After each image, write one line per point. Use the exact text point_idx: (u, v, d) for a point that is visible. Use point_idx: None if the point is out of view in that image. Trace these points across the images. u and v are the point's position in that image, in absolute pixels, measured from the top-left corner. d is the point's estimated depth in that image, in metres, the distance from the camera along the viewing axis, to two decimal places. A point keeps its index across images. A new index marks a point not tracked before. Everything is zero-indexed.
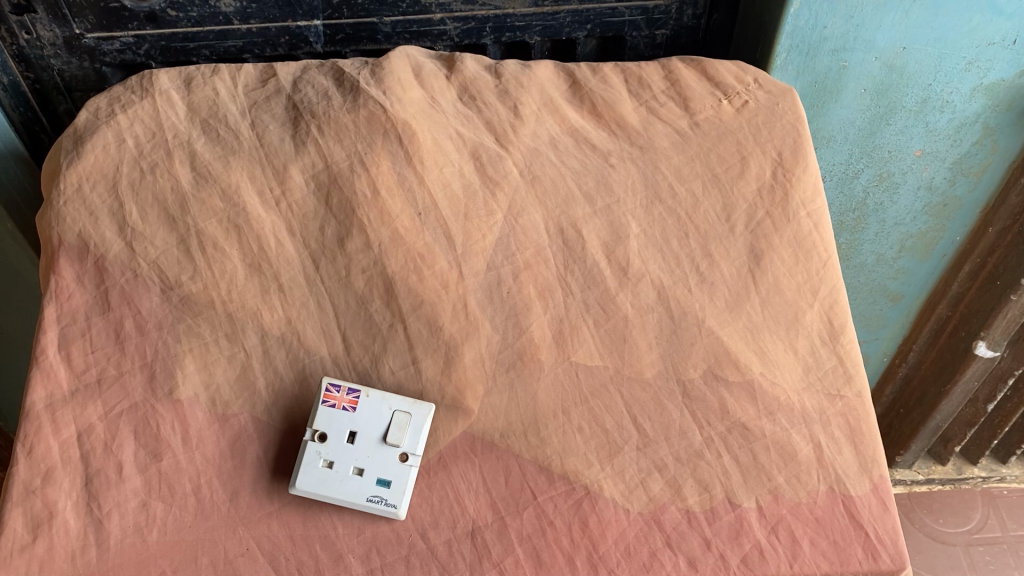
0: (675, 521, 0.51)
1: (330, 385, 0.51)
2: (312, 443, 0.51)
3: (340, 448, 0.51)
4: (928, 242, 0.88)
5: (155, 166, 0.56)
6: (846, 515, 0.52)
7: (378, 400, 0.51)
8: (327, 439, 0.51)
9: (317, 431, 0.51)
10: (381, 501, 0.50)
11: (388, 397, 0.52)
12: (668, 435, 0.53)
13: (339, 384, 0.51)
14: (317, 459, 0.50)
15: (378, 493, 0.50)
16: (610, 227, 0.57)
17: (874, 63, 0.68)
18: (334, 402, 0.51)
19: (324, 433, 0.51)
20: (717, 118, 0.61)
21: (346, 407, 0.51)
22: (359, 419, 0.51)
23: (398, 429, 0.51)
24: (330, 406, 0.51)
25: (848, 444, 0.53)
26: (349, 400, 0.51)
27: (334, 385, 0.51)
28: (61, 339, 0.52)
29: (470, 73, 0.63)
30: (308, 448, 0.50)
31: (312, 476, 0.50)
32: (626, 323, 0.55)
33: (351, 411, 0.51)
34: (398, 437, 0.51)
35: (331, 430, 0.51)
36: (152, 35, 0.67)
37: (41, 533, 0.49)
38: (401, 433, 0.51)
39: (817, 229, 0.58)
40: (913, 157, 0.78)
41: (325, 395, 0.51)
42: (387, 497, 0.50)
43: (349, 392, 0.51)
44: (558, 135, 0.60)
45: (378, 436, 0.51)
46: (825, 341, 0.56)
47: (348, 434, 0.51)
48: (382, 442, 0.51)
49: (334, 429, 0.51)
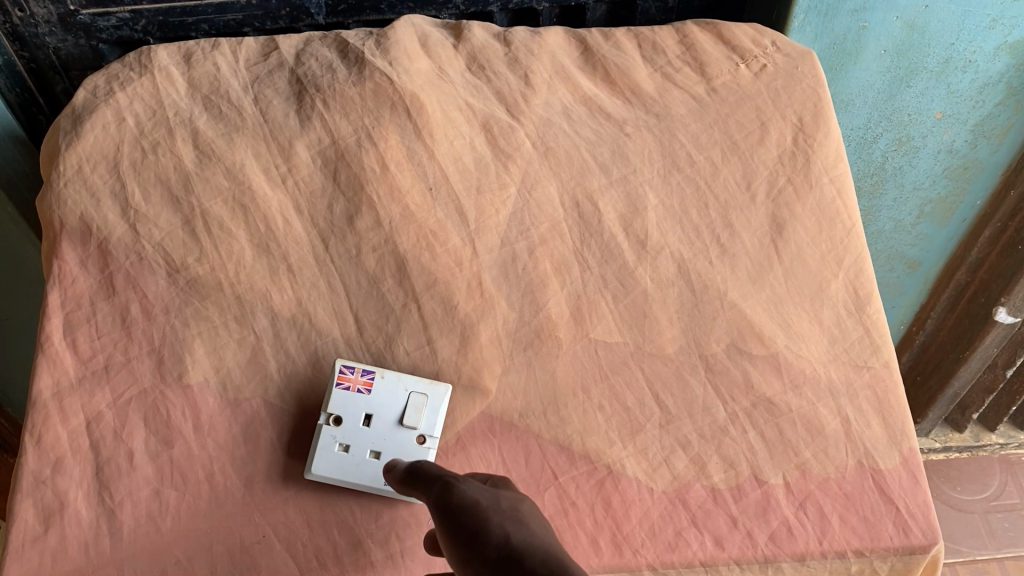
0: (700, 499, 0.49)
1: (344, 366, 0.50)
2: (327, 427, 0.50)
3: (356, 431, 0.50)
4: (948, 206, 0.86)
5: (157, 145, 0.55)
6: (876, 491, 0.50)
7: (393, 380, 0.50)
8: (342, 422, 0.50)
9: (332, 414, 0.50)
10: None
11: (404, 377, 0.50)
12: (692, 411, 0.51)
13: (354, 365, 0.50)
14: (332, 443, 0.49)
15: None
16: (627, 198, 0.56)
17: (895, 23, 0.66)
18: (349, 383, 0.50)
19: (339, 416, 0.50)
20: (735, 83, 0.60)
21: (361, 389, 0.50)
22: (375, 401, 0.50)
23: (415, 410, 0.49)
24: (345, 389, 0.50)
25: (877, 417, 0.52)
26: (364, 381, 0.50)
27: (348, 366, 0.50)
28: (66, 325, 0.51)
29: (479, 42, 0.61)
30: (323, 432, 0.49)
31: (328, 460, 0.49)
32: (645, 297, 0.53)
33: (367, 393, 0.50)
34: (416, 418, 0.49)
35: (346, 413, 0.50)
36: (149, 10, 0.65)
37: (53, 524, 0.48)
38: (417, 415, 0.49)
39: (840, 195, 0.57)
40: (934, 120, 0.76)
41: (339, 377, 0.50)
42: None
43: (364, 373, 0.50)
44: (571, 103, 0.59)
45: (395, 419, 0.50)
46: (851, 311, 0.54)
47: (365, 417, 0.50)
48: (399, 424, 0.50)
49: (348, 412, 0.50)
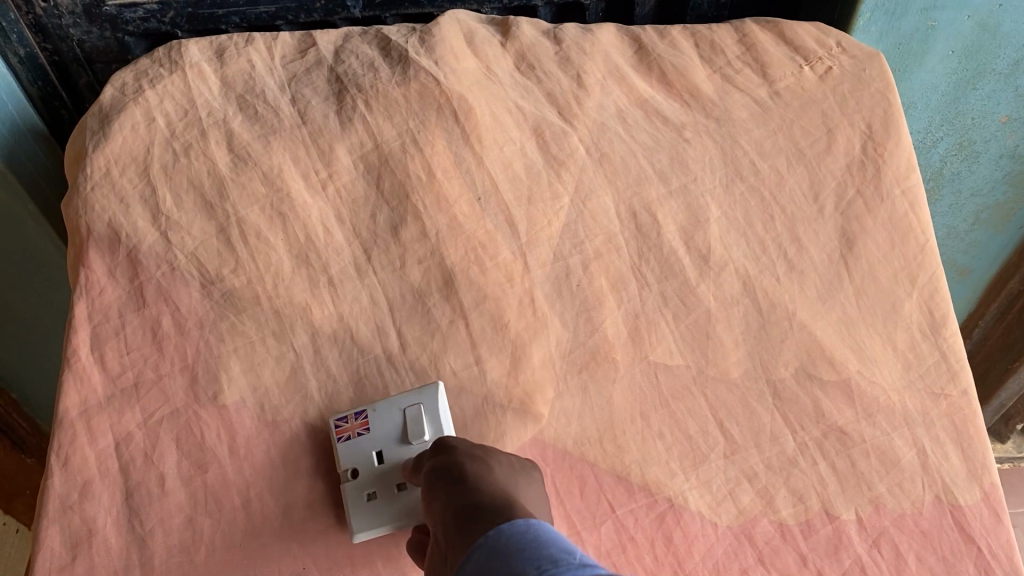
0: (767, 535, 0.46)
1: (335, 420, 0.47)
2: (349, 483, 0.46)
3: (376, 473, 0.45)
4: (1005, 213, 0.82)
5: (189, 147, 0.52)
6: (956, 528, 0.46)
7: (384, 408, 0.47)
8: (360, 471, 0.46)
9: (347, 470, 0.46)
10: None
11: (393, 399, 0.47)
12: (759, 441, 0.48)
13: (343, 414, 0.47)
14: (361, 495, 0.45)
15: None
16: (688, 209, 0.52)
17: (966, 22, 0.62)
18: (347, 432, 0.46)
19: (354, 467, 0.46)
20: (799, 87, 0.57)
21: (359, 432, 0.46)
22: (378, 436, 0.46)
23: (420, 421, 0.46)
24: (346, 439, 0.46)
25: (956, 449, 0.48)
26: (359, 422, 0.46)
27: (339, 418, 0.47)
28: (93, 339, 0.49)
29: (528, 39, 0.58)
30: (347, 489, 0.45)
31: (366, 513, 0.45)
32: (708, 317, 0.50)
33: (368, 432, 0.46)
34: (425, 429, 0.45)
35: (359, 462, 0.46)
36: (178, 2, 0.62)
37: (81, 552, 0.44)
38: (419, 428, 0.45)
39: (913, 209, 0.53)
40: (998, 124, 0.72)
41: (336, 432, 0.46)
42: None
43: (357, 416, 0.47)
44: (626, 106, 0.55)
45: (405, 442, 0.46)
46: (927, 333, 0.51)
47: (377, 455, 0.46)
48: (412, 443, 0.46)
49: (361, 461, 0.46)
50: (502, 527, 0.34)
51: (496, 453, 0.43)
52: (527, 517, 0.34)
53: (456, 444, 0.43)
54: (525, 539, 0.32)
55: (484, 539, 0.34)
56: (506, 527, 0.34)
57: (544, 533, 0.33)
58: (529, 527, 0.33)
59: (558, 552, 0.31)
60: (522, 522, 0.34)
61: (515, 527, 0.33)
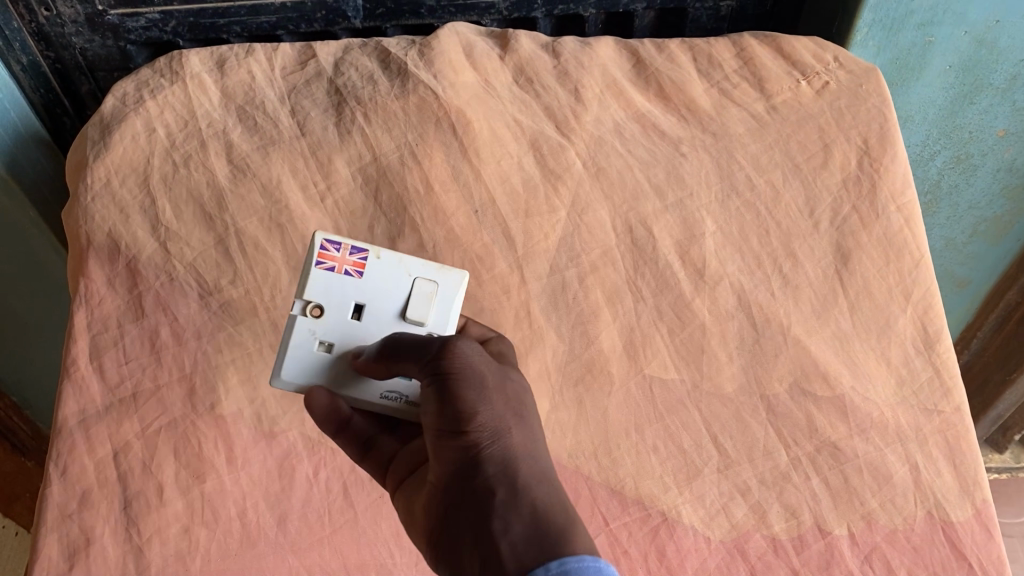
0: (760, 549, 0.46)
1: (327, 241, 0.42)
2: (304, 319, 0.42)
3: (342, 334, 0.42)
4: (1003, 226, 0.82)
5: (189, 158, 0.53)
6: (947, 544, 0.47)
7: (392, 261, 0.43)
8: (324, 315, 0.42)
9: (310, 303, 0.42)
10: (397, 398, 0.41)
11: (405, 260, 0.43)
12: (752, 456, 0.48)
13: (340, 241, 0.42)
14: (309, 340, 0.42)
15: (395, 389, 0.41)
16: (684, 224, 0.53)
17: (964, 37, 0.63)
18: (333, 264, 0.42)
19: (319, 305, 0.42)
20: (796, 101, 0.57)
21: (350, 272, 0.42)
22: (366, 288, 0.42)
23: (421, 301, 0.42)
24: (329, 269, 0.42)
25: (948, 465, 0.48)
26: (353, 262, 0.42)
27: (332, 242, 0.42)
28: (92, 349, 0.49)
29: (526, 53, 0.58)
30: (297, 325, 0.42)
31: (305, 360, 0.42)
32: (703, 331, 0.50)
33: (357, 277, 0.42)
34: (421, 312, 0.42)
35: (330, 300, 0.42)
36: (180, 11, 0.62)
37: (79, 561, 0.45)
38: (418, 305, 0.42)
39: (908, 225, 0.53)
40: (996, 138, 0.72)
41: (321, 254, 0.42)
42: (405, 393, 0.41)
43: (353, 253, 0.42)
44: (624, 120, 0.56)
45: (389, 304, 0.42)
46: (920, 350, 0.51)
47: (354, 306, 0.42)
48: (397, 315, 0.42)
49: (333, 302, 0.42)
50: (571, 550, 0.29)
51: (503, 383, 0.36)
52: (595, 554, 0.30)
53: (461, 365, 0.35)
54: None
55: (545, 572, 0.29)
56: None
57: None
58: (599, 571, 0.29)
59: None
60: (593, 563, 0.29)
61: (589, 571, 0.29)
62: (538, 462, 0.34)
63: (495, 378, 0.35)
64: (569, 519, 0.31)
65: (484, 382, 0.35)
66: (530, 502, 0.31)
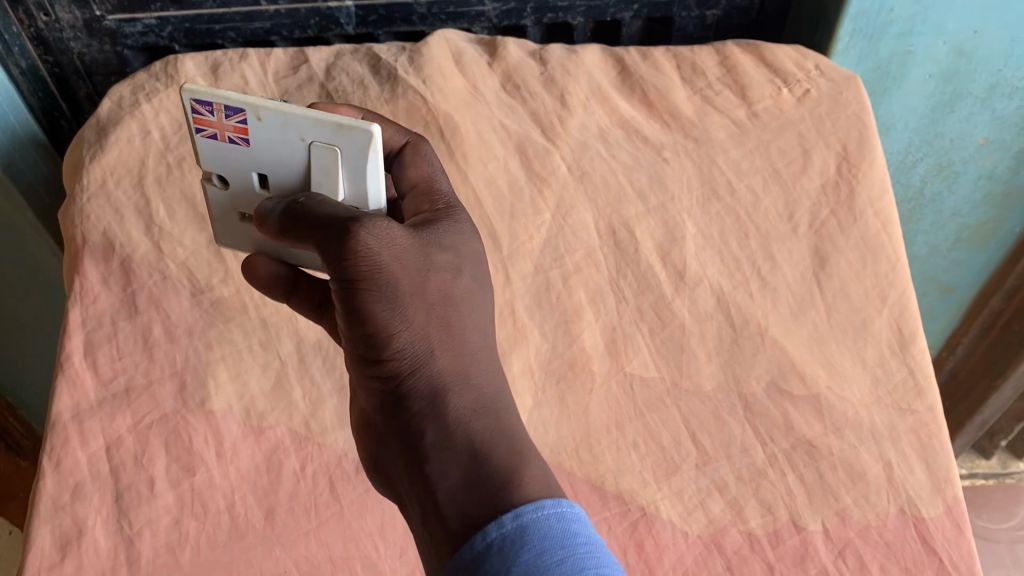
0: (736, 545, 0.47)
1: (199, 104, 0.39)
2: (217, 187, 0.43)
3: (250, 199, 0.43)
4: (985, 233, 0.83)
5: (182, 161, 0.56)
6: (919, 540, 0.47)
7: (277, 122, 0.39)
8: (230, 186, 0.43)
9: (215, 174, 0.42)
10: None
11: (294, 125, 0.39)
12: (729, 452, 0.49)
13: (210, 105, 0.39)
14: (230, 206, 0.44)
15: None
16: (665, 226, 0.54)
17: (943, 47, 0.64)
18: (215, 131, 0.40)
19: (221, 176, 0.42)
20: (776, 108, 0.59)
21: (234, 138, 0.40)
22: (260, 154, 0.40)
23: (319, 172, 0.40)
24: (213, 138, 0.40)
25: (921, 462, 0.49)
26: (234, 130, 0.40)
27: (204, 106, 0.39)
28: (86, 344, 0.51)
29: (514, 60, 0.59)
30: (213, 193, 0.43)
31: (236, 224, 0.45)
32: (683, 331, 0.52)
33: (244, 144, 0.40)
34: (321, 183, 0.40)
35: (227, 169, 0.42)
36: (175, 17, 0.64)
37: (70, 552, 0.45)
38: (321, 177, 0.40)
39: (885, 228, 0.55)
40: (976, 146, 0.73)
41: (199, 121, 0.40)
42: None
43: (229, 116, 0.39)
44: (608, 126, 0.58)
45: (288, 171, 0.40)
46: (895, 351, 0.52)
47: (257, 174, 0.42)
48: (300, 184, 0.41)
49: (232, 174, 0.42)
50: (523, 497, 0.33)
51: (417, 279, 0.37)
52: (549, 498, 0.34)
53: (371, 270, 0.35)
54: (558, 545, 0.32)
55: (499, 530, 0.32)
56: (537, 558, 0.31)
57: (575, 535, 0.33)
58: (562, 520, 0.33)
59: (582, 547, 0.32)
60: (554, 512, 0.33)
61: (546, 517, 0.33)
62: (466, 372, 0.37)
63: (409, 277, 0.37)
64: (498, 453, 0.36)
65: (396, 286, 0.36)
66: (463, 444, 0.35)
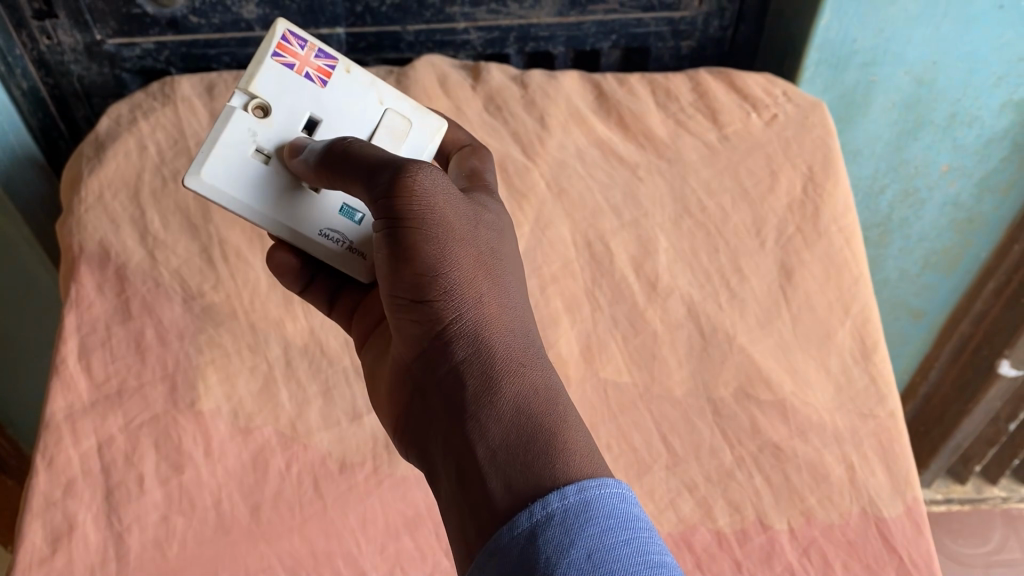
0: (705, 542, 0.49)
1: (287, 35, 0.46)
2: (244, 120, 0.45)
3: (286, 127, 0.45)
4: (953, 259, 0.84)
5: (177, 174, 0.59)
6: (879, 539, 0.49)
7: (364, 80, 0.48)
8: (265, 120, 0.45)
9: (256, 108, 0.45)
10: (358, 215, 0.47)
11: (379, 90, 0.48)
12: (699, 454, 0.51)
13: (298, 40, 0.46)
14: (248, 142, 0.45)
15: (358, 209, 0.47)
16: (639, 241, 0.57)
17: (904, 77, 0.68)
18: (293, 60, 0.46)
19: (264, 110, 0.45)
20: (746, 131, 0.61)
21: (312, 77, 0.46)
22: (335, 99, 0.47)
23: (397, 131, 0.48)
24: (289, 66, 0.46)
25: (881, 466, 0.51)
26: (320, 71, 0.47)
27: (292, 37, 0.46)
28: (80, 348, 0.53)
29: (497, 83, 0.63)
30: (236, 125, 0.45)
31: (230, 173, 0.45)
32: (654, 338, 0.54)
33: (322, 85, 0.47)
34: (390, 140, 0.48)
35: (277, 106, 0.45)
36: (173, 41, 0.66)
37: (61, 546, 0.47)
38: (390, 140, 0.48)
39: (848, 245, 0.57)
40: (940, 173, 0.75)
41: (280, 47, 0.46)
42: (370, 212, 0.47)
43: (318, 61, 0.47)
44: (585, 146, 0.61)
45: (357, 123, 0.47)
46: (857, 359, 0.54)
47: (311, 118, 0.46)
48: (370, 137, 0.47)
49: (278, 111, 0.46)
50: (569, 478, 0.33)
51: (469, 230, 0.40)
52: (601, 480, 0.33)
53: (423, 212, 0.38)
54: (621, 525, 0.32)
55: (572, 496, 0.32)
56: (597, 540, 0.31)
57: (635, 518, 0.33)
58: (622, 501, 0.33)
59: (642, 530, 0.33)
60: (616, 491, 0.33)
61: (611, 490, 0.33)
62: (512, 320, 0.39)
63: (461, 224, 0.40)
64: (545, 401, 0.36)
65: (446, 232, 0.39)
66: (508, 394, 0.36)
